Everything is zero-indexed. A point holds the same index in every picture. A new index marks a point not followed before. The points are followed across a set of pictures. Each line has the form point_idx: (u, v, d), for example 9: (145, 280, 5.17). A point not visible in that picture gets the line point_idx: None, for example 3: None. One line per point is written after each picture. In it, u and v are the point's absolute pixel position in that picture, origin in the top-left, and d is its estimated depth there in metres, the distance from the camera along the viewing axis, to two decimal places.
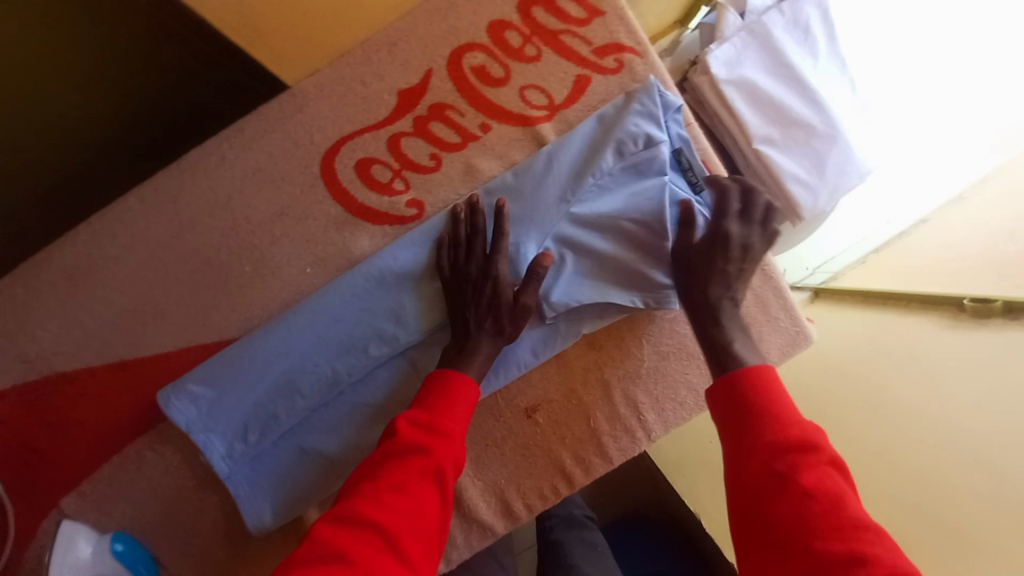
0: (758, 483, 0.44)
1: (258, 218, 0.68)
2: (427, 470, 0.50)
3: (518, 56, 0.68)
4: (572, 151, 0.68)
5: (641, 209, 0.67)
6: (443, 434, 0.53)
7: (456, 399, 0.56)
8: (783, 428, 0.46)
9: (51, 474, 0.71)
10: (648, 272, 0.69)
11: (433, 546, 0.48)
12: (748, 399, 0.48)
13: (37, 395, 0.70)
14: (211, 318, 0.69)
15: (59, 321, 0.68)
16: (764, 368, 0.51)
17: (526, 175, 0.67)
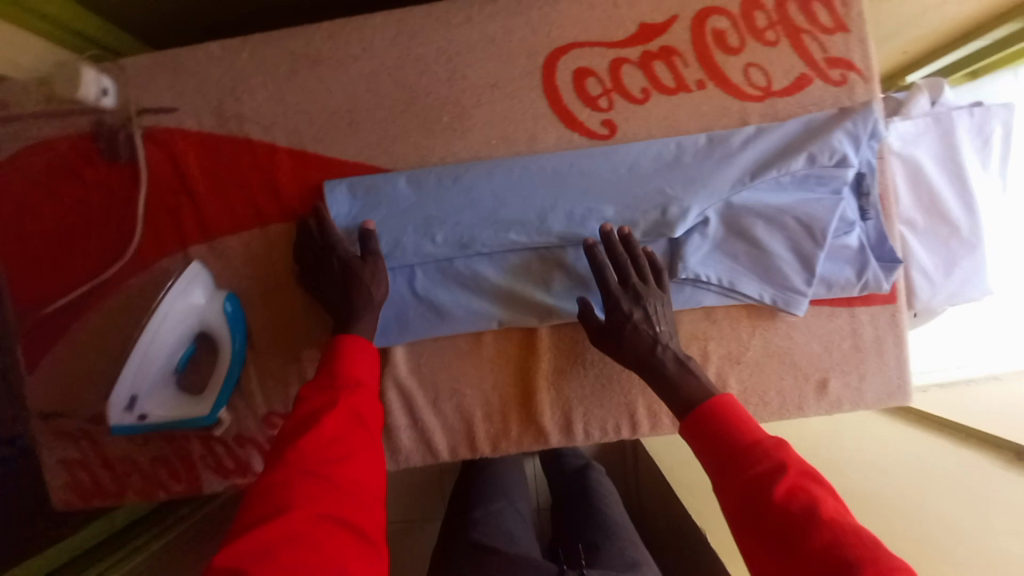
0: (750, 492, 0.52)
1: (473, 81, 0.74)
2: (350, 414, 0.58)
3: (759, 36, 0.73)
4: (768, 140, 0.72)
5: (810, 213, 0.70)
6: (354, 384, 0.61)
7: (356, 352, 0.64)
8: (755, 445, 0.54)
9: (194, 221, 0.76)
10: (789, 272, 0.71)
11: (364, 478, 0.55)
12: (733, 429, 0.57)
13: (215, 146, 0.75)
14: (397, 147, 0.75)
15: (266, 94, 0.74)
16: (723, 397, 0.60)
17: (718, 144, 0.71)
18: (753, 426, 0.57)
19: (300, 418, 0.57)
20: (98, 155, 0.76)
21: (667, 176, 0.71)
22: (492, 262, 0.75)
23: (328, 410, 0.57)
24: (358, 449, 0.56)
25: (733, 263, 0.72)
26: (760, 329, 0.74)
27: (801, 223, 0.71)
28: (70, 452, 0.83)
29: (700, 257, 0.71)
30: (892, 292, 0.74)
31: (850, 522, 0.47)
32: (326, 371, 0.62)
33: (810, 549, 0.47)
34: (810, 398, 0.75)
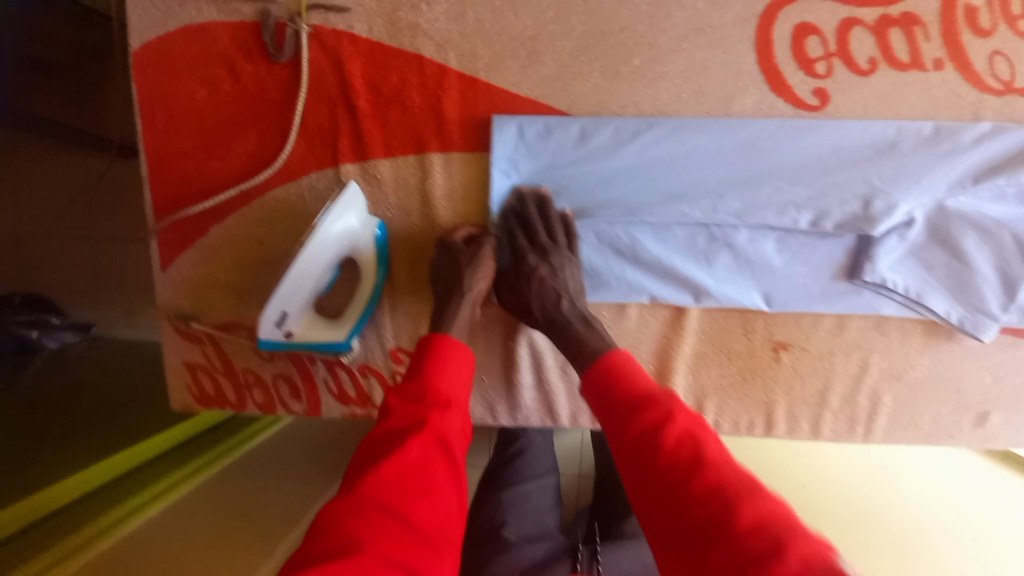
0: (637, 451, 0.47)
1: (675, 23, 0.65)
2: (434, 437, 0.52)
3: (1018, 19, 0.61)
4: (1008, 140, 0.62)
5: (1022, 231, 0.62)
6: (442, 402, 0.55)
7: (449, 363, 0.59)
8: (634, 393, 0.51)
9: (351, 138, 0.72)
10: (985, 293, 0.64)
11: (449, 520, 0.49)
12: (626, 383, 0.52)
13: (381, 59, 0.69)
14: (574, 87, 0.68)
15: (445, 7, 0.67)
16: (619, 353, 0.55)
17: (946, 138, 0.62)
18: (644, 378, 0.52)
19: (384, 433, 0.53)
20: (259, 50, 0.71)
21: (877, 165, 0.63)
22: (652, 232, 0.68)
23: (413, 428, 0.52)
24: (441, 479, 0.51)
25: (926, 273, 0.65)
26: (932, 350, 0.69)
27: (1012, 242, 0.63)
28: (196, 355, 0.83)
29: (892, 262, 0.65)
30: None
31: (724, 469, 0.44)
32: (416, 378, 0.58)
33: (692, 510, 0.42)
34: (965, 428, 0.70)
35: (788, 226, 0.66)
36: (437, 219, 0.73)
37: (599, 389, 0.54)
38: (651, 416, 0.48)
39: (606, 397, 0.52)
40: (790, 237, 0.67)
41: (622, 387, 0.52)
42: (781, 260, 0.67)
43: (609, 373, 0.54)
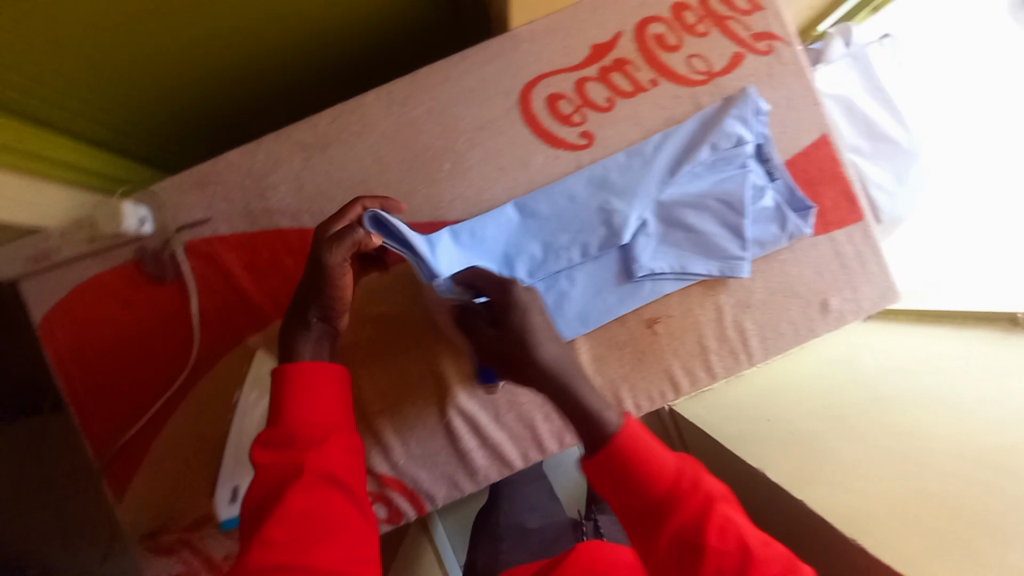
0: (682, 542, 0.54)
1: (463, 129, 0.84)
2: (314, 478, 0.56)
3: (691, 31, 0.83)
4: (675, 141, 0.82)
5: (721, 194, 0.80)
6: (313, 442, 0.58)
7: (308, 390, 0.61)
8: (661, 481, 0.55)
9: (246, 313, 0.83)
10: (724, 246, 0.81)
11: (353, 540, 0.56)
12: (652, 464, 0.56)
13: (250, 245, 0.83)
14: (408, 202, 0.84)
15: (286, 185, 0.83)
16: (632, 426, 0.58)
17: (636, 156, 0.82)
18: (665, 456, 0.57)
19: (267, 491, 0.56)
20: (147, 278, 0.84)
21: (603, 194, 0.82)
22: None
23: (290, 481, 0.56)
24: (334, 510, 0.56)
25: (679, 247, 0.82)
26: (760, 272, 0.84)
27: (721, 203, 0.81)
28: (175, 566, 0.84)
29: (656, 251, 0.82)
30: (860, 210, 0.84)
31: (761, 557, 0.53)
32: (279, 425, 0.59)
33: None
34: (818, 318, 0.84)
35: (572, 258, 0.82)
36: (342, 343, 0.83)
37: (618, 470, 0.56)
38: (682, 503, 0.54)
39: (628, 478, 0.56)
40: (580, 267, 0.82)
41: (648, 471, 0.56)
42: (586, 283, 0.83)
43: (631, 452, 0.56)
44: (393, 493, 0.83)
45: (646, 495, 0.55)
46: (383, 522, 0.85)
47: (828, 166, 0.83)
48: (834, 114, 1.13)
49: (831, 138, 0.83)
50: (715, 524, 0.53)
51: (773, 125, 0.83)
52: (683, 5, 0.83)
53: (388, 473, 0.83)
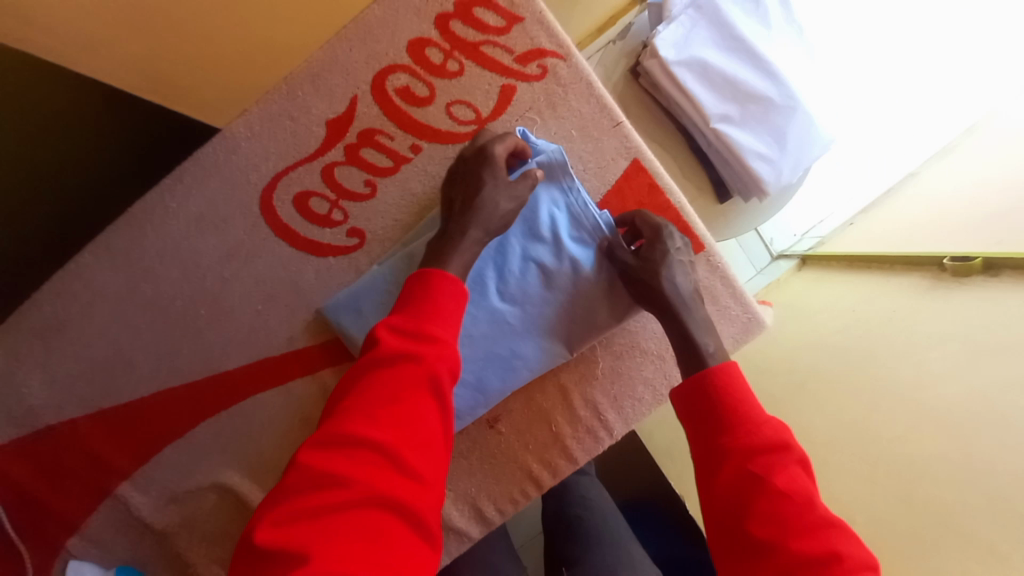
0: (734, 474, 0.48)
1: (208, 263, 0.70)
2: (424, 376, 0.44)
3: (442, 72, 0.67)
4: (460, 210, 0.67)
5: (542, 247, 0.65)
6: (432, 340, 0.46)
7: (438, 298, 0.48)
8: (763, 430, 0.50)
9: (51, 522, 0.75)
10: (580, 299, 0.67)
11: (439, 460, 0.43)
12: (739, 399, 0.52)
13: (30, 449, 0.75)
14: (176, 362, 0.72)
15: (40, 377, 0.73)
16: (736, 366, 0.55)
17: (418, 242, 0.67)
18: (755, 403, 0.52)
19: (365, 370, 0.46)
20: None
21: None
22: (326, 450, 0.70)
23: (404, 365, 0.44)
24: (436, 429, 0.44)
25: (528, 318, 0.67)
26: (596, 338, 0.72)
27: (550, 257, 0.65)
28: None
29: (501, 331, 0.66)
30: (698, 239, 0.69)
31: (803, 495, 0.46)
32: (410, 305, 0.48)
33: (771, 536, 0.44)
34: (675, 371, 0.73)
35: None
36: (158, 530, 0.74)
37: (711, 401, 0.53)
38: (789, 453, 0.48)
39: (708, 415, 0.53)
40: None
41: (732, 404, 0.52)
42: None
43: (724, 392, 0.53)
44: None
45: (745, 434, 0.50)
46: None
47: (645, 198, 0.68)
48: (688, 82, 0.94)
49: (643, 162, 0.68)
50: (779, 464, 0.47)
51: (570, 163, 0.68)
52: (424, 40, 0.66)
53: None
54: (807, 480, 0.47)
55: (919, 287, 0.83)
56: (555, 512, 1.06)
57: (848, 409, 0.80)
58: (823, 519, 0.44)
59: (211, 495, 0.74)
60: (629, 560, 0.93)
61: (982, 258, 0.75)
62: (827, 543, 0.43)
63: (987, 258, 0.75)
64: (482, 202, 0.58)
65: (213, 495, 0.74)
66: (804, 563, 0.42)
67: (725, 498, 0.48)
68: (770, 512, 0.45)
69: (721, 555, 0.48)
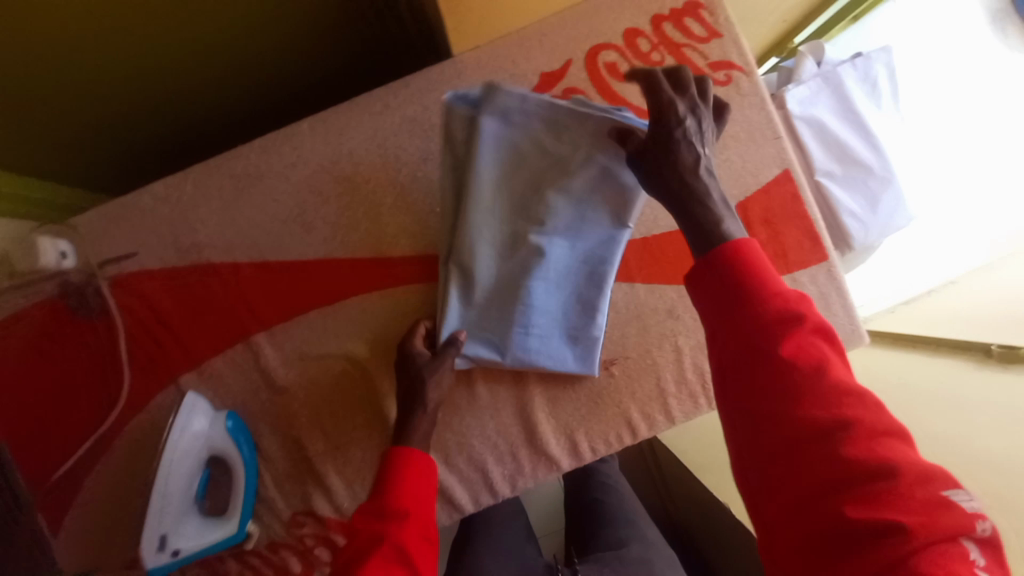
0: (746, 354, 0.42)
1: (406, 161, 0.80)
2: (392, 552, 0.54)
3: (646, 59, 0.79)
4: (499, 144, 0.69)
5: (577, 183, 0.67)
6: (396, 521, 0.56)
7: (407, 494, 0.59)
8: (768, 302, 0.43)
9: (179, 352, 0.80)
10: (608, 190, 0.68)
11: None
12: (749, 275, 0.44)
13: (182, 280, 0.79)
14: (349, 237, 0.80)
15: (219, 219, 0.79)
16: (751, 244, 0.46)
17: (488, 178, 0.70)
18: (777, 282, 0.44)
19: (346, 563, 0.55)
20: (74, 316, 0.81)
21: (512, 252, 0.72)
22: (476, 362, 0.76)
23: (373, 548, 0.54)
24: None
25: (586, 238, 0.73)
26: None
27: (568, 177, 0.67)
28: None
29: (578, 254, 0.74)
30: (823, 250, 0.81)
31: (838, 379, 0.40)
32: (376, 494, 0.59)
33: (803, 422, 0.39)
34: None
35: (522, 327, 0.75)
36: (282, 384, 0.80)
37: (725, 278, 0.45)
38: (776, 331, 0.42)
39: (735, 290, 0.44)
40: (533, 330, 0.76)
41: (733, 281, 0.45)
42: (541, 342, 0.77)
43: (739, 261, 0.45)
44: (336, 536, 0.82)
45: (749, 310, 0.43)
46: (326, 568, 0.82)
47: (787, 203, 0.80)
48: (806, 136, 1.10)
49: (793, 173, 0.80)
50: (792, 332, 0.41)
51: (732, 159, 0.80)
52: (637, 31, 0.79)
53: (331, 515, 0.82)
54: (824, 350, 0.41)
55: (968, 365, 0.95)
56: (577, 492, 1.10)
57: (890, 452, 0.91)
58: (851, 392, 0.39)
59: (339, 364, 0.81)
60: (640, 535, 0.95)
61: None
62: (839, 416, 0.38)
63: None
64: (439, 353, 0.74)
65: (342, 364, 0.81)
66: (811, 428, 0.38)
67: (748, 384, 0.42)
68: (806, 399, 0.39)
69: (729, 424, 0.44)
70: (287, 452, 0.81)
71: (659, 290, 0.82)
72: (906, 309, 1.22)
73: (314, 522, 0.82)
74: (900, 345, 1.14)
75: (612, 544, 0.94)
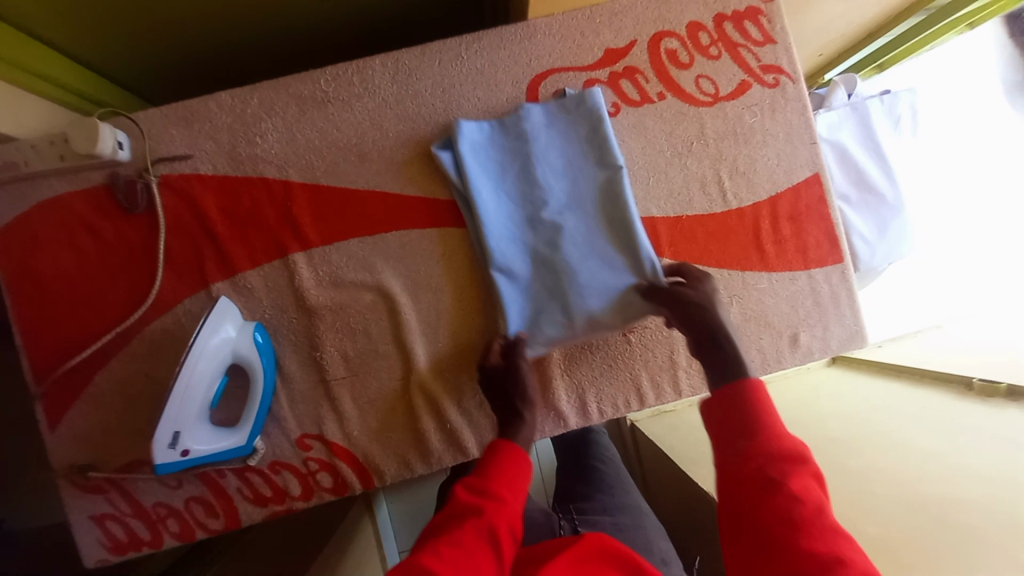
0: (753, 476, 0.56)
1: (467, 110, 0.83)
2: (484, 529, 0.58)
3: (704, 52, 0.84)
4: (519, 154, 0.80)
5: (530, 163, 0.80)
6: (495, 500, 0.62)
7: (508, 476, 0.65)
8: (779, 440, 0.58)
9: (217, 259, 0.81)
10: (592, 165, 0.81)
11: None
12: (760, 414, 0.61)
13: (231, 189, 0.81)
14: (401, 173, 0.82)
15: (278, 136, 0.81)
16: (760, 383, 0.64)
17: (509, 177, 0.81)
18: (778, 421, 0.61)
19: (441, 523, 0.60)
20: (116, 208, 0.81)
21: (537, 233, 0.80)
22: (546, 325, 0.80)
23: (469, 517, 0.59)
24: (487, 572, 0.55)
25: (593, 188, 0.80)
26: (736, 297, 0.85)
27: (523, 151, 0.80)
28: (103, 506, 0.83)
29: (595, 203, 0.80)
30: (841, 253, 0.86)
31: (818, 506, 0.52)
32: (481, 473, 0.65)
33: (788, 539, 0.50)
34: (786, 351, 0.86)
35: (574, 297, 0.79)
36: (312, 305, 0.80)
37: (732, 412, 0.63)
38: (775, 467, 0.56)
39: (739, 421, 0.62)
40: (586, 289, 0.79)
41: (748, 415, 0.62)
42: (598, 303, 0.79)
43: (755, 401, 0.63)
44: (342, 464, 0.81)
45: (758, 442, 0.58)
46: (325, 494, 0.81)
47: (814, 205, 0.86)
48: (828, 158, 1.16)
49: (823, 178, 0.86)
50: (796, 472, 0.55)
51: (769, 156, 0.85)
52: (700, 24, 0.84)
53: (339, 442, 0.81)
54: (818, 491, 0.54)
55: (947, 395, 1.01)
56: (571, 459, 1.12)
57: (861, 453, 0.96)
58: (829, 524, 0.51)
59: (372, 294, 0.82)
60: (630, 504, 0.99)
61: (1007, 385, 0.93)
62: (833, 551, 0.49)
63: (1012, 386, 0.93)
64: (512, 359, 0.78)
65: (373, 294, 0.82)
66: (810, 559, 0.48)
67: (748, 500, 0.55)
68: (788, 520, 0.52)
69: (735, 542, 0.55)
70: (304, 376, 0.81)
71: (684, 267, 0.85)
72: (892, 345, 1.30)
73: (322, 447, 0.81)
74: (886, 373, 1.20)
75: (609, 511, 0.96)
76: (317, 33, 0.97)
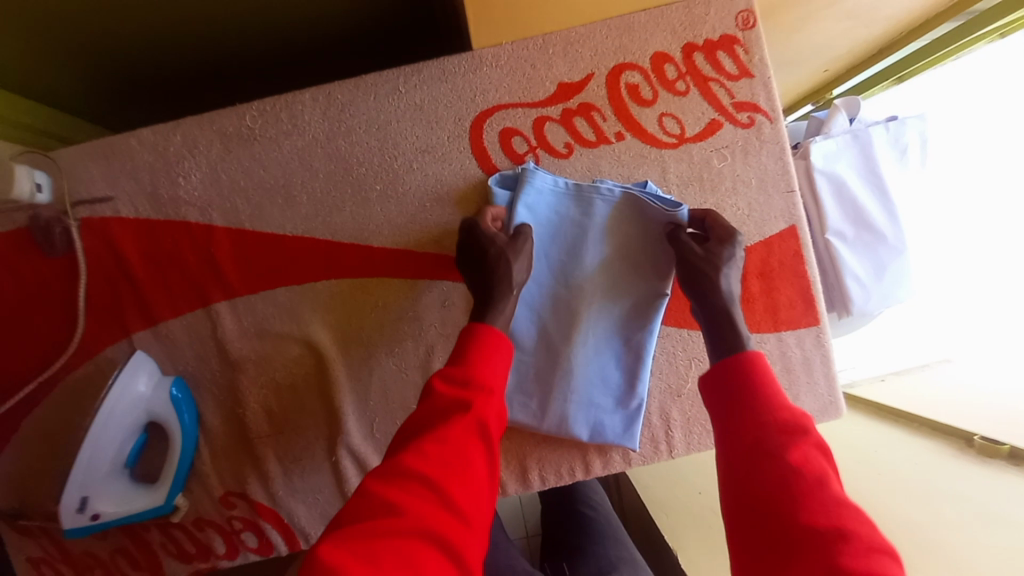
0: (749, 453, 0.46)
1: (404, 149, 0.76)
2: (473, 423, 0.47)
3: (670, 87, 0.75)
4: (579, 226, 0.71)
5: (592, 234, 0.71)
6: (483, 390, 0.50)
7: (496, 356, 0.53)
8: (778, 409, 0.48)
9: (141, 304, 0.77)
10: (654, 265, 0.72)
11: (483, 500, 0.45)
12: (759, 385, 0.50)
13: (152, 233, 0.76)
14: (332, 218, 0.76)
15: (202, 176, 0.76)
16: (758, 355, 0.53)
17: (559, 249, 0.72)
18: (778, 390, 0.50)
19: (423, 417, 0.48)
20: (37, 249, 0.77)
21: (555, 315, 0.73)
22: (519, 411, 0.76)
23: (455, 415, 0.47)
24: (478, 473, 0.45)
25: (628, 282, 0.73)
26: (696, 359, 0.80)
27: (590, 227, 0.71)
28: (34, 551, 0.81)
29: (618, 306, 0.73)
30: (816, 314, 0.78)
31: (827, 483, 0.43)
32: (458, 360, 0.52)
33: (791, 526, 0.40)
34: None
35: (558, 396, 0.75)
36: (235, 357, 0.77)
37: (733, 378, 0.52)
38: (775, 441, 0.46)
39: (737, 394, 0.50)
40: (574, 398, 0.75)
41: (745, 386, 0.50)
42: (575, 411, 0.75)
43: (752, 372, 0.51)
44: (267, 524, 0.78)
45: (757, 417, 0.48)
46: (251, 552, 0.79)
47: (788, 260, 0.77)
48: (823, 191, 1.05)
49: (799, 231, 0.77)
50: (794, 442, 0.45)
51: (739, 205, 0.77)
52: (666, 56, 0.75)
53: (264, 501, 0.78)
54: (823, 462, 0.45)
55: (946, 452, 0.89)
56: (558, 506, 1.07)
57: None
58: (841, 498, 0.41)
59: (300, 346, 0.77)
60: (629, 557, 0.92)
61: (1010, 446, 0.83)
62: (836, 524, 0.40)
63: (1015, 447, 0.82)
64: (513, 237, 0.67)
65: (306, 343, 0.77)
66: (813, 538, 0.39)
67: (742, 481, 0.45)
68: (791, 499, 0.42)
69: (732, 526, 0.45)
70: (227, 431, 0.78)
71: None
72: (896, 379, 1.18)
73: (245, 505, 0.78)
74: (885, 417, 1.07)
75: (602, 566, 0.90)
76: (261, 56, 0.90)
